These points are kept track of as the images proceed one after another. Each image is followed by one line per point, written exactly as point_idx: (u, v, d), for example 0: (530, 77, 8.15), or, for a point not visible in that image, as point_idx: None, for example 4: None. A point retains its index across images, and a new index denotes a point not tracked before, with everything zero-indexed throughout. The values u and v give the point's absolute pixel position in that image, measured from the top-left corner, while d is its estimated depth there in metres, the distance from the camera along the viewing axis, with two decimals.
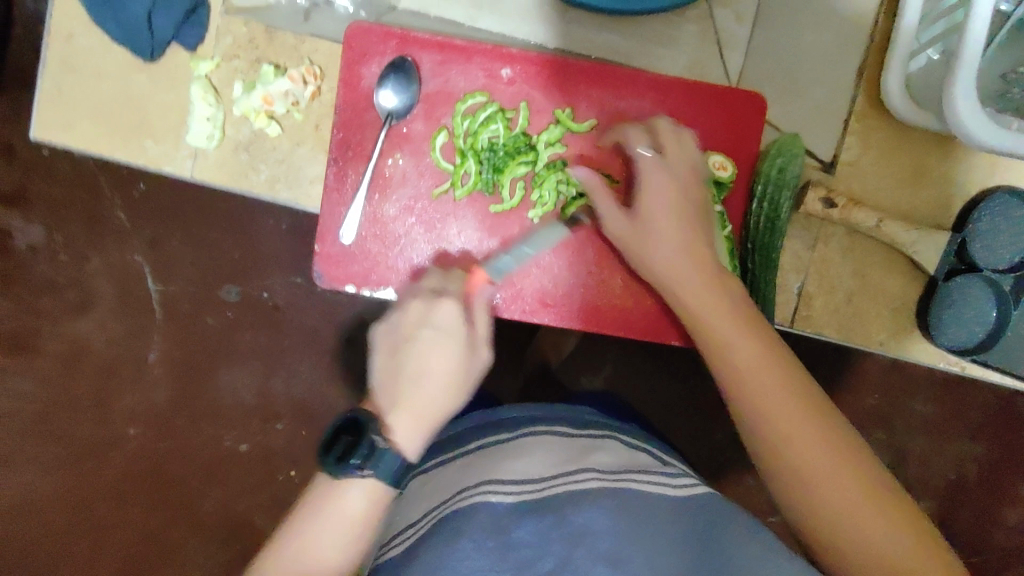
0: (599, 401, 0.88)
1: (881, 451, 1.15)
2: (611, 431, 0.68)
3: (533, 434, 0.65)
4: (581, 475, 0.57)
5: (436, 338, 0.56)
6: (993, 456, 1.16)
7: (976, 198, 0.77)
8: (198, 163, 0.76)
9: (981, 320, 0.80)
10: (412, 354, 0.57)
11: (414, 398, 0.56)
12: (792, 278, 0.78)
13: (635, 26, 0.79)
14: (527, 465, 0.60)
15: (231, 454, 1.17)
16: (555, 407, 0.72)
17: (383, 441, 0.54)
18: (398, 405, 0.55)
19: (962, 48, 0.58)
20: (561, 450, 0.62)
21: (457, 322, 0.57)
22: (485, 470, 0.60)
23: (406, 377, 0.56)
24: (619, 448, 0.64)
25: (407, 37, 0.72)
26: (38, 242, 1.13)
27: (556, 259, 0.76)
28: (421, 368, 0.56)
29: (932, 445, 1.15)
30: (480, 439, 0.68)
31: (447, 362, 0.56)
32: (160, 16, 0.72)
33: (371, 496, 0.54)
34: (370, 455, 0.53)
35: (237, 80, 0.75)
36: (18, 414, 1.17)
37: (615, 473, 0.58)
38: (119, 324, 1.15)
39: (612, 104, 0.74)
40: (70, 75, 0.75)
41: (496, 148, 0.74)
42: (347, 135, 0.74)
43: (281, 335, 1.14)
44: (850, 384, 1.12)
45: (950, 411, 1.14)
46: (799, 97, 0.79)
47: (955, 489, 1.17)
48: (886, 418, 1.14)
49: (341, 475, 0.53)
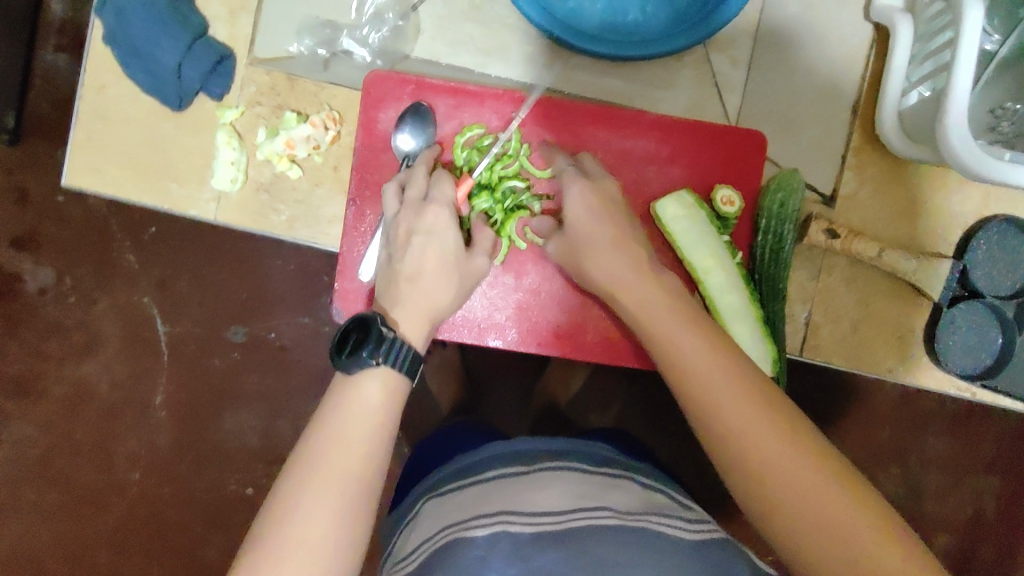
0: (609, 436, 0.89)
1: (896, 485, 1.14)
2: (630, 472, 0.69)
3: (552, 469, 0.66)
4: (602, 511, 0.59)
5: (426, 236, 0.63)
6: (1009, 488, 1.15)
7: (972, 228, 0.80)
8: (220, 205, 0.79)
9: (987, 347, 0.82)
10: (405, 256, 0.63)
11: (411, 294, 0.62)
12: (799, 308, 0.80)
13: (637, 70, 0.84)
14: (549, 498, 0.61)
15: (236, 499, 1.16)
16: (572, 440, 0.73)
17: (390, 333, 0.58)
18: (400, 301, 0.62)
19: (952, 85, 0.61)
20: (583, 486, 0.63)
21: (444, 225, 0.64)
22: (507, 498, 0.62)
23: (404, 278, 0.62)
24: (638, 490, 0.65)
25: (423, 82, 0.76)
26: (47, 286, 1.15)
27: (573, 296, 0.78)
28: (413, 268, 0.63)
29: (947, 479, 1.15)
30: (495, 467, 0.68)
31: (434, 256, 0.63)
32: (189, 68, 0.76)
33: (389, 385, 0.57)
34: (381, 345, 0.57)
35: (261, 126, 0.79)
36: (20, 459, 1.17)
37: (632, 514, 0.59)
38: (125, 366, 1.16)
39: (617, 143, 0.78)
40: (94, 123, 0.78)
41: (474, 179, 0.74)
42: (365, 175, 0.76)
43: (288, 376, 1.15)
44: (858, 418, 1.12)
45: (963, 443, 1.14)
46: (796, 134, 0.83)
47: (973, 524, 1.16)
48: (899, 452, 1.14)
49: (355, 368, 0.57)
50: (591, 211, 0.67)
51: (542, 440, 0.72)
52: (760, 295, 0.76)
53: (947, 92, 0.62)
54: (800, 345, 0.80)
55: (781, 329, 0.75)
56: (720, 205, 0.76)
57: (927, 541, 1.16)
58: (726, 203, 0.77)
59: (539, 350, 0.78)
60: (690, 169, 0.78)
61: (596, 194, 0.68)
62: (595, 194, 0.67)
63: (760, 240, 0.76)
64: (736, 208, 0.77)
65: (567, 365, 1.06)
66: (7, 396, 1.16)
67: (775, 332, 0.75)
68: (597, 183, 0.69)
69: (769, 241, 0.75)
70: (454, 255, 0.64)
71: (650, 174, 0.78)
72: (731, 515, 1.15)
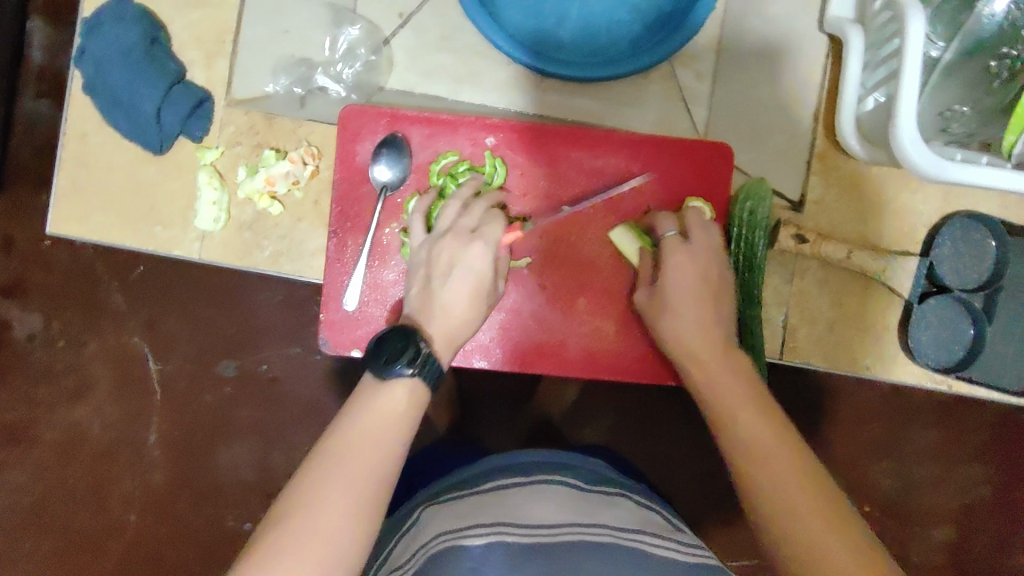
0: (602, 453, 0.90)
1: (890, 479, 1.16)
2: (624, 489, 0.72)
3: (549, 481, 0.68)
4: (597, 528, 0.61)
5: (472, 270, 0.67)
6: (1001, 475, 1.17)
7: (938, 225, 0.82)
8: (205, 244, 0.80)
9: (959, 338, 0.84)
10: (444, 284, 0.66)
11: (444, 319, 0.65)
12: (775, 312, 0.82)
13: (606, 90, 0.87)
14: (546, 509, 0.63)
15: (235, 534, 1.17)
16: (568, 455, 0.76)
17: (426, 349, 0.61)
18: (433, 325, 0.64)
19: (899, 94, 0.64)
20: (579, 501, 0.65)
21: (488, 262, 0.68)
22: (504, 509, 0.64)
23: (438, 308, 0.65)
24: (634, 507, 0.68)
25: (397, 114, 0.79)
26: (37, 332, 1.15)
27: (555, 313, 0.80)
28: (451, 295, 0.66)
29: (940, 471, 1.16)
30: (492, 480, 0.70)
31: (472, 289, 0.67)
32: (168, 113, 0.78)
33: (413, 399, 0.59)
34: (416, 358, 0.59)
35: (241, 165, 0.80)
36: (15, 507, 1.17)
37: (626, 533, 0.61)
38: (117, 408, 1.16)
39: (590, 162, 0.80)
40: (76, 172, 0.80)
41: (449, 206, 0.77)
42: (345, 208, 0.78)
43: (282, 407, 1.16)
44: (849, 417, 1.14)
45: (954, 434, 1.15)
46: (763, 143, 0.85)
47: (968, 512, 1.17)
48: (891, 446, 1.15)
49: (389, 377, 0.59)
50: (686, 280, 0.70)
51: (539, 453, 0.75)
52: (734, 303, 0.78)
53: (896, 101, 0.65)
54: (778, 348, 0.82)
55: (757, 333, 0.77)
56: None
57: (925, 532, 1.18)
58: None
59: (524, 367, 0.80)
60: (661, 184, 0.80)
61: (698, 259, 0.71)
62: (694, 259, 0.71)
63: (732, 249, 0.78)
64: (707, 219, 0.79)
65: (558, 381, 1.07)
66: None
67: (754, 337, 0.77)
68: (704, 244, 0.72)
69: (742, 249, 0.78)
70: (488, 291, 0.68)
71: (623, 190, 0.80)
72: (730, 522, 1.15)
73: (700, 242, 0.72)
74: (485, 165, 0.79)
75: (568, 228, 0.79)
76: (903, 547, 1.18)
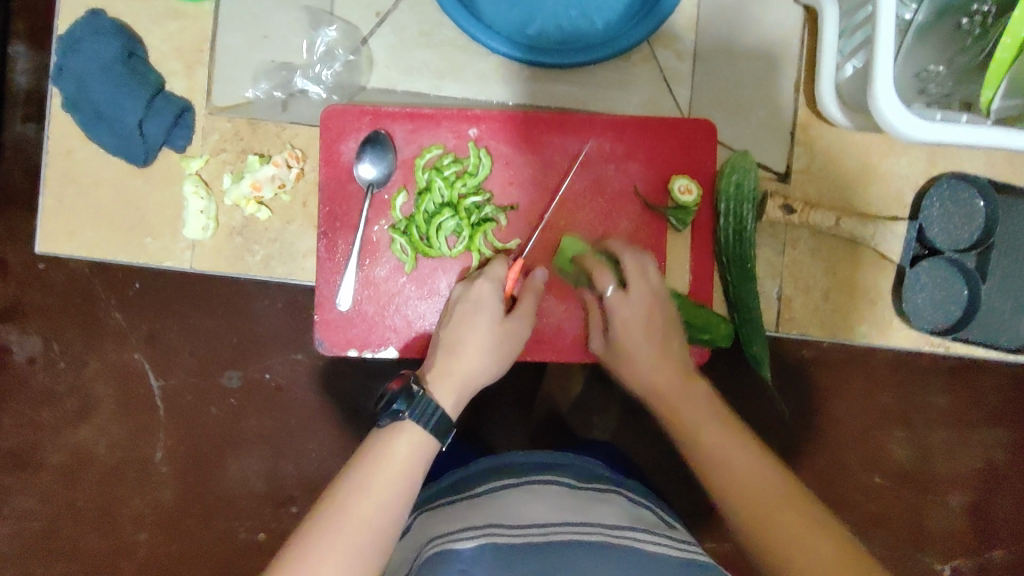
0: (604, 453, 0.94)
1: (906, 447, 1.16)
2: (617, 489, 0.76)
3: (541, 482, 0.74)
4: (588, 526, 0.65)
5: (466, 314, 0.72)
6: (1013, 437, 1.17)
7: (924, 187, 0.83)
8: (196, 253, 0.80)
9: (956, 300, 0.83)
10: (449, 325, 0.72)
11: (444, 358, 0.70)
12: (770, 284, 0.82)
13: (586, 75, 0.87)
14: (537, 512, 0.68)
15: (250, 546, 1.17)
16: (562, 455, 0.82)
17: (422, 391, 0.66)
18: (436, 365, 0.70)
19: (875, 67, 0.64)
20: (571, 502, 0.70)
21: (489, 298, 0.72)
22: (498, 511, 0.69)
23: (444, 346, 0.71)
24: (626, 506, 0.72)
25: (379, 112, 0.79)
26: (38, 354, 1.16)
27: (551, 299, 0.80)
28: (451, 337, 0.71)
29: (954, 437, 1.17)
30: (488, 483, 0.76)
31: (466, 333, 0.71)
32: (151, 123, 0.78)
33: (411, 434, 0.63)
34: (411, 401, 0.65)
35: (226, 172, 0.81)
36: (26, 532, 1.18)
37: (617, 530, 0.65)
38: (122, 426, 1.16)
39: (575, 148, 0.80)
40: (65, 191, 0.80)
41: (436, 203, 0.77)
42: (334, 207, 0.79)
43: (288, 415, 1.16)
44: (858, 386, 1.14)
45: (965, 398, 1.16)
46: (746, 118, 0.85)
47: (988, 475, 1.18)
48: (906, 415, 1.15)
49: (387, 417, 0.65)
50: (630, 324, 0.74)
51: (536, 453, 0.82)
52: (730, 277, 0.78)
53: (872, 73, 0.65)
54: (774, 320, 0.82)
55: (754, 306, 0.78)
56: (677, 194, 0.79)
57: (944, 500, 1.18)
58: (684, 192, 0.79)
59: (524, 355, 0.80)
60: (647, 164, 0.81)
61: (642, 311, 0.74)
62: (637, 314, 0.74)
63: (722, 224, 0.78)
64: (695, 196, 0.80)
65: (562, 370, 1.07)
66: (6, 471, 1.17)
67: (751, 309, 0.78)
68: (643, 296, 0.74)
69: (731, 223, 0.77)
70: (488, 335, 0.71)
71: (609, 173, 0.80)
72: None
73: (639, 295, 0.74)
74: (470, 156, 0.79)
75: (558, 214, 0.80)
76: (922, 516, 1.18)
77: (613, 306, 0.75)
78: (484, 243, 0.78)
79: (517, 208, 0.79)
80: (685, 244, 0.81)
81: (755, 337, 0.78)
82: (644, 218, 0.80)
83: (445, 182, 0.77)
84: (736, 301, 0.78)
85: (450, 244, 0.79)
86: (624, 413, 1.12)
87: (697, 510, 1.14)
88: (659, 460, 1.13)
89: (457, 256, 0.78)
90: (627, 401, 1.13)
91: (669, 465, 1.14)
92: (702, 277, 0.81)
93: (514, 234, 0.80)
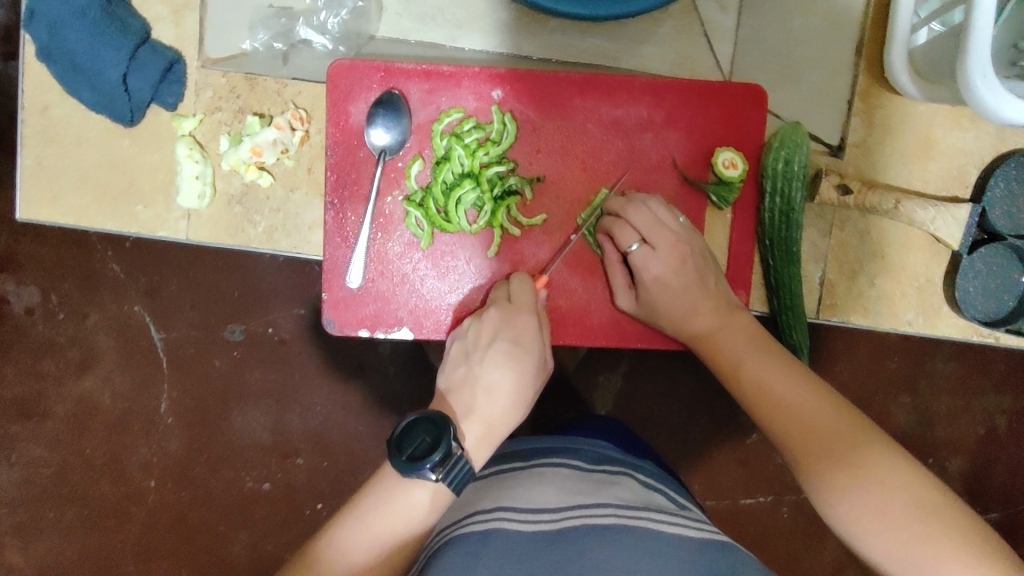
0: (611, 424, 0.88)
1: (907, 414, 1.10)
2: (628, 467, 0.71)
3: (548, 465, 0.68)
4: (600, 507, 0.60)
5: (508, 354, 0.66)
6: (1020, 405, 1.11)
7: (990, 165, 0.75)
8: (192, 223, 0.74)
9: (1009, 288, 0.77)
10: (484, 361, 0.66)
11: (483, 404, 0.64)
12: (813, 267, 0.76)
13: (619, 27, 0.78)
14: (544, 494, 0.62)
15: (255, 496, 1.13)
16: (568, 438, 0.75)
17: (457, 449, 0.59)
18: (475, 409, 0.64)
19: (970, 46, 0.57)
20: (580, 483, 0.64)
21: (529, 337, 0.67)
22: (503, 495, 0.63)
23: (480, 386, 0.65)
24: (637, 487, 0.66)
25: (392, 68, 0.71)
26: (34, 305, 1.11)
27: (576, 281, 0.74)
28: (493, 378, 0.65)
29: (959, 402, 1.10)
30: (495, 468, 0.72)
31: (508, 379, 0.65)
32: (136, 78, 0.70)
33: (436, 497, 0.59)
34: (444, 461, 0.58)
35: (223, 134, 0.73)
36: (32, 481, 1.14)
37: (631, 509, 0.60)
38: (125, 377, 1.12)
39: (608, 114, 0.72)
40: (49, 147, 0.73)
41: (455, 175, 0.70)
42: (342, 174, 0.71)
43: (291, 370, 1.11)
44: (869, 352, 1.09)
45: (973, 366, 1.10)
46: (796, 82, 0.77)
47: (987, 443, 1.12)
48: (911, 381, 1.10)
49: (414, 475, 0.57)
50: (673, 279, 0.69)
51: (541, 439, 0.76)
52: (773, 261, 0.72)
53: (965, 52, 0.58)
54: (815, 307, 0.76)
55: (798, 293, 0.72)
56: (721, 168, 0.72)
57: (943, 465, 1.12)
58: (728, 166, 0.72)
59: None
60: (688, 133, 0.73)
61: (673, 264, 0.69)
62: (667, 268, 0.69)
63: (767, 204, 0.71)
64: (740, 170, 0.72)
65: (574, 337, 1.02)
66: (10, 420, 1.13)
67: (793, 296, 0.71)
68: (669, 246, 0.69)
69: (778, 203, 0.70)
70: (529, 381, 0.67)
71: (646, 142, 0.73)
72: (760, 468, 1.11)
73: (668, 249, 0.69)
74: (493, 121, 0.71)
75: (587, 188, 0.73)
76: None
77: (638, 265, 0.70)
78: (508, 216, 0.72)
79: (544, 179, 0.72)
80: (724, 223, 0.74)
81: (796, 326, 0.71)
82: (681, 193, 0.73)
83: (466, 150, 0.70)
84: (777, 287, 0.72)
85: (471, 218, 0.72)
86: (632, 370, 1.09)
87: (710, 476, 1.11)
88: (671, 424, 1.10)
89: (479, 231, 0.72)
90: (634, 361, 1.09)
91: (682, 431, 1.11)
92: (741, 259, 0.74)
93: (540, 209, 0.73)
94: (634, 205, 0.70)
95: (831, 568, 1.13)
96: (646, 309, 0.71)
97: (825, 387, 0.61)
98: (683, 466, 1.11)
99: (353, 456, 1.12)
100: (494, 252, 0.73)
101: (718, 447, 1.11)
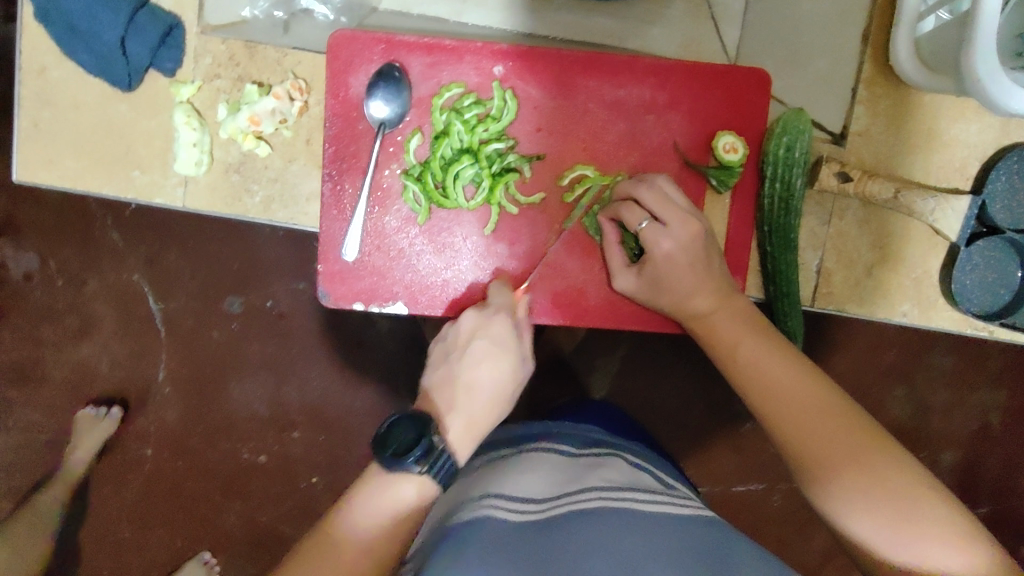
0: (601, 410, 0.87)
1: (901, 407, 1.11)
2: (616, 450, 0.71)
3: (536, 452, 0.68)
4: (587, 491, 0.58)
5: (487, 352, 0.64)
6: (1016, 402, 1.11)
7: (993, 157, 0.74)
8: (189, 191, 0.73)
9: (1006, 282, 0.78)
10: (468, 359, 0.64)
11: (465, 402, 0.62)
12: (810, 255, 0.76)
13: (626, 6, 0.77)
14: (533, 485, 0.61)
15: (251, 467, 1.14)
16: (562, 426, 0.77)
17: (440, 442, 0.58)
18: (456, 407, 0.62)
19: (975, 37, 0.57)
20: (568, 470, 0.64)
21: (508, 336, 0.66)
22: (491, 484, 0.62)
23: (462, 383, 0.63)
24: (627, 468, 0.65)
25: (394, 40, 0.70)
26: (33, 270, 1.11)
27: (574, 260, 0.74)
28: (473, 376, 0.63)
29: (954, 396, 1.11)
30: (485, 456, 0.72)
31: (492, 373, 0.63)
32: (134, 42, 0.69)
33: (423, 498, 0.57)
34: (427, 455, 0.57)
35: (221, 102, 0.73)
36: (32, 444, 1.15)
37: (618, 495, 0.57)
38: (122, 346, 1.12)
39: (611, 93, 0.72)
40: (47, 110, 0.72)
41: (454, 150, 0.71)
42: (340, 147, 0.71)
43: (290, 342, 1.11)
44: (867, 343, 1.09)
45: (970, 360, 1.10)
46: (801, 69, 0.77)
47: (978, 438, 1.12)
48: (907, 374, 1.10)
49: (396, 470, 0.56)
50: (680, 259, 0.67)
51: (536, 426, 0.77)
52: (770, 247, 0.71)
53: (970, 43, 0.57)
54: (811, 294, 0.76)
55: (794, 280, 0.71)
56: (722, 152, 0.72)
57: (933, 458, 1.13)
58: (729, 150, 0.72)
59: (537, 318, 0.75)
60: (691, 117, 0.72)
61: (683, 240, 0.67)
62: (677, 244, 0.67)
63: (767, 189, 0.71)
64: (740, 154, 0.72)
65: None
66: (9, 384, 1.14)
67: (789, 283, 0.71)
68: (680, 221, 0.67)
69: (778, 189, 0.70)
70: (509, 381, 0.65)
71: (648, 124, 0.72)
72: (753, 454, 1.12)
73: (679, 225, 0.67)
74: (494, 98, 0.71)
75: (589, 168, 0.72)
76: None
77: (647, 240, 0.68)
78: (506, 192, 0.72)
79: (544, 157, 0.72)
80: (723, 208, 0.74)
81: (792, 313, 0.71)
82: (682, 177, 0.73)
83: (465, 126, 0.70)
84: (773, 273, 0.71)
85: (468, 194, 0.72)
86: (627, 355, 1.09)
87: (704, 459, 1.12)
88: (665, 408, 1.11)
89: (477, 207, 0.72)
90: (632, 344, 1.09)
91: (677, 416, 1.11)
92: (739, 243, 0.74)
93: (538, 188, 0.73)
94: (639, 180, 0.69)
95: (819, 554, 1.14)
96: (648, 287, 0.70)
97: (815, 368, 0.61)
98: (676, 450, 1.12)
99: (350, 430, 1.13)
100: (491, 229, 0.73)
101: (711, 431, 1.11)
